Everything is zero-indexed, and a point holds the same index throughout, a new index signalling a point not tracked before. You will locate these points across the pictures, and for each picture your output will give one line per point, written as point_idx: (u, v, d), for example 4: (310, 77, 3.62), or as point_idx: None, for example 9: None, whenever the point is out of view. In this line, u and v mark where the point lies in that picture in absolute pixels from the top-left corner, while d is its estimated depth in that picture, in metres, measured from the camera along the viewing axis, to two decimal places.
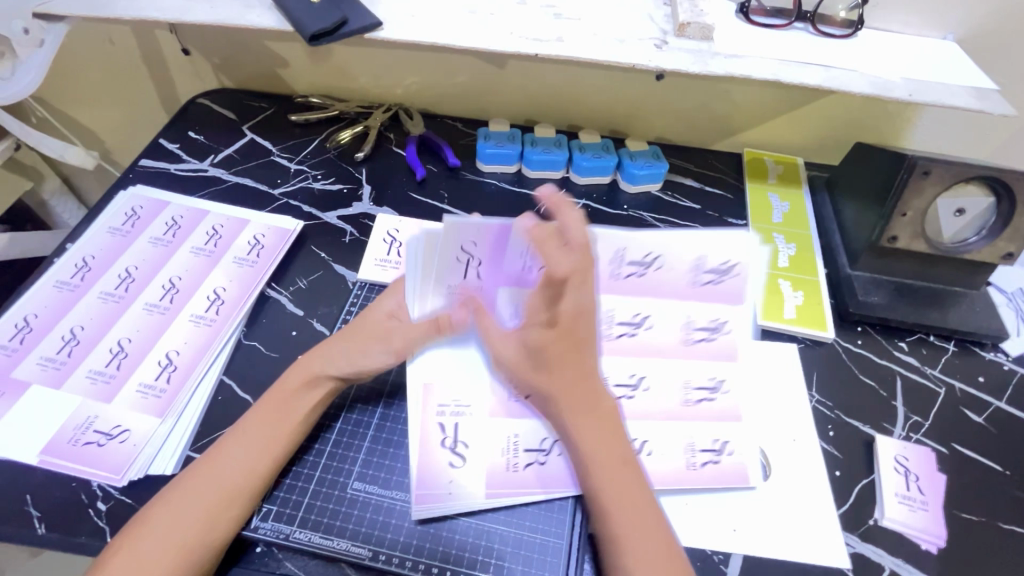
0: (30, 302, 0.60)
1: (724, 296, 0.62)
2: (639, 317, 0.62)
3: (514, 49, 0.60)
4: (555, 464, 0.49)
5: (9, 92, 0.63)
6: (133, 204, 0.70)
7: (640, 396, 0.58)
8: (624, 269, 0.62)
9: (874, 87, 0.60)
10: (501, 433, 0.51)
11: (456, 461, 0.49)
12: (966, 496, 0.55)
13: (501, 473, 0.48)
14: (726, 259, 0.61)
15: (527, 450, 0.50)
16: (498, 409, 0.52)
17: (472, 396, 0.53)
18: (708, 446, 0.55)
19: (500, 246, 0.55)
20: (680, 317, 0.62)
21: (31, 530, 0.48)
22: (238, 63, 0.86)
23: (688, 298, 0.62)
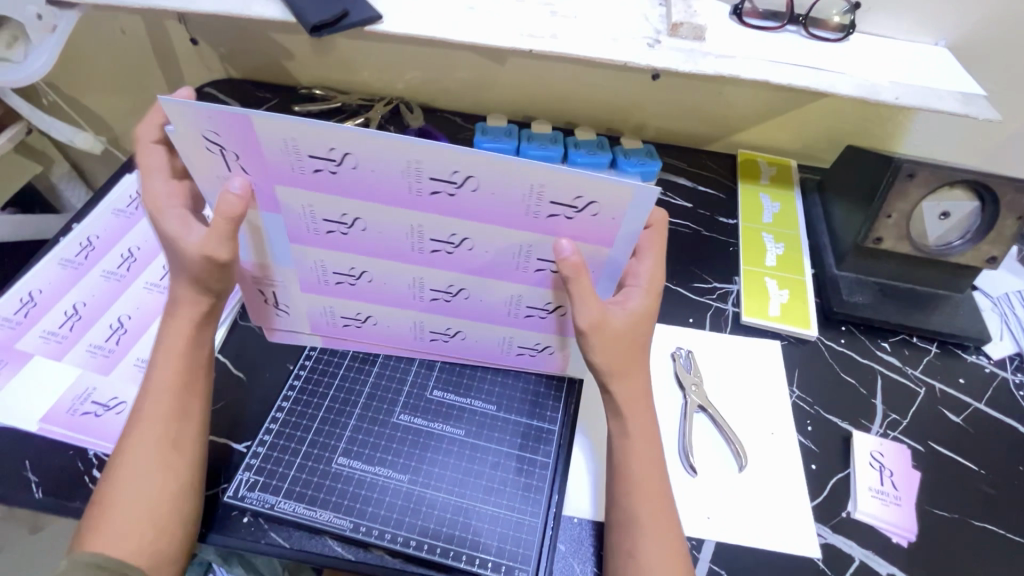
0: (35, 278, 0.62)
1: (585, 232, 0.42)
2: (456, 238, 0.44)
3: (509, 44, 0.62)
4: (370, 328, 0.54)
5: (20, 74, 0.65)
6: (137, 186, 0.72)
7: (458, 302, 0.50)
8: (423, 183, 0.41)
9: (862, 89, 0.61)
10: (318, 302, 0.52)
11: (283, 310, 0.54)
12: (940, 493, 0.56)
13: (324, 324, 0.54)
14: (578, 191, 0.39)
15: (345, 316, 0.53)
16: (305, 287, 0.50)
17: (283, 272, 0.50)
18: (529, 344, 0.53)
19: (251, 144, 0.40)
20: (512, 242, 0.44)
21: (29, 494, 0.49)
22: (244, 54, 0.88)
23: (527, 231, 0.43)
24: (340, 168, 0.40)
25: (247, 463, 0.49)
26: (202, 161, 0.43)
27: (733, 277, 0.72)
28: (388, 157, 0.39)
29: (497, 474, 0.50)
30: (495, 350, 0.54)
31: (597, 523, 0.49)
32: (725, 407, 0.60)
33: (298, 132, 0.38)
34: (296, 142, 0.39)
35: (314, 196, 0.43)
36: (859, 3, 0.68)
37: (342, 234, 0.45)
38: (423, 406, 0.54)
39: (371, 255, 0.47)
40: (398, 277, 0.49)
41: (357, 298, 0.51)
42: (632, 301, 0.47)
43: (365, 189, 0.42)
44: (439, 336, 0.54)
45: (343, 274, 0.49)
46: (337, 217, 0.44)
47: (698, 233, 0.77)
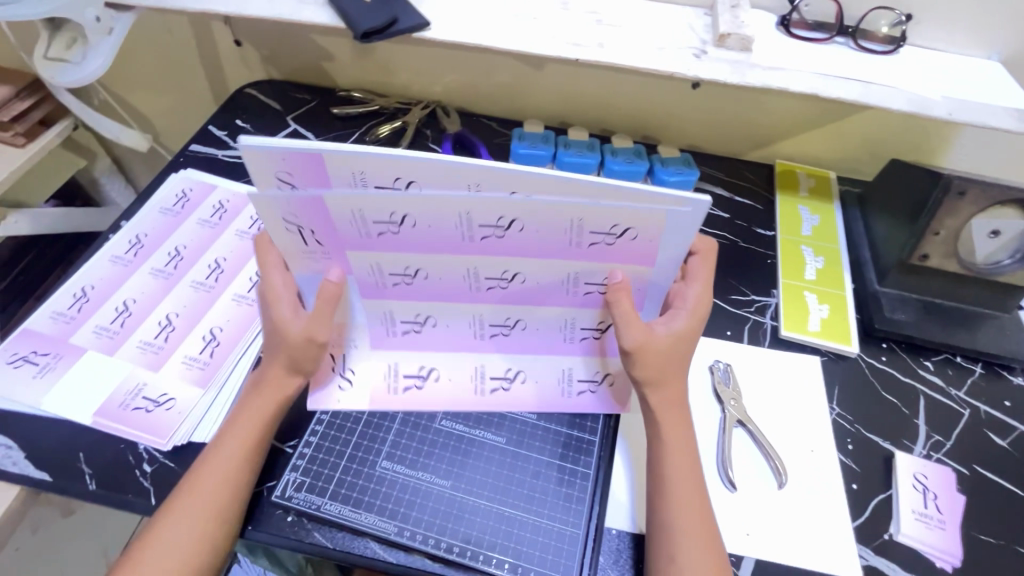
0: (88, 273, 0.64)
1: (625, 254, 0.45)
2: (508, 274, 0.47)
3: (555, 53, 0.62)
4: (429, 388, 0.53)
5: (77, 75, 0.66)
6: (183, 186, 0.74)
7: (515, 333, 0.52)
8: (474, 231, 0.43)
9: (912, 104, 0.60)
10: (386, 360, 0.53)
11: (344, 383, 0.53)
12: (985, 518, 0.55)
13: (384, 394, 0.53)
14: (614, 219, 0.41)
15: (406, 376, 0.54)
16: (377, 339, 0.53)
17: (356, 331, 0.52)
18: (584, 375, 0.54)
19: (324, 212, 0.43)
20: (560, 271, 0.46)
21: (83, 485, 0.51)
22: (286, 56, 0.89)
23: (570, 259, 0.45)
24: (402, 228, 0.43)
25: (293, 464, 0.50)
26: (287, 242, 0.46)
27: (772, 290, 0.71)
28: (443, 210, 0.42)
29: (538, 483, 0.50)
30: (553, 391, 0.54)
31: (636, 535, 0.49)
32: (764, 423, 0.60)
33: (365, 163, 0.39)
34: (365, 175, 0.40)
35: (380, 255, 0.46)
36: (910, 14, 0.67)
37: (408, 282, 0.48)
38: (464, 413, 0.54)
39: (435, 300, 0.50)
40: (459, 317, 0.51)
41: (420, 349, 0.53)
42: (675, 323, 0.49)
43: (425, 241, 0.44)
44: (499, 386, 0.54)
45: (410, 321, 0.51)
46: (402, 268, 0.47)
47: (735, 244, 0.76)
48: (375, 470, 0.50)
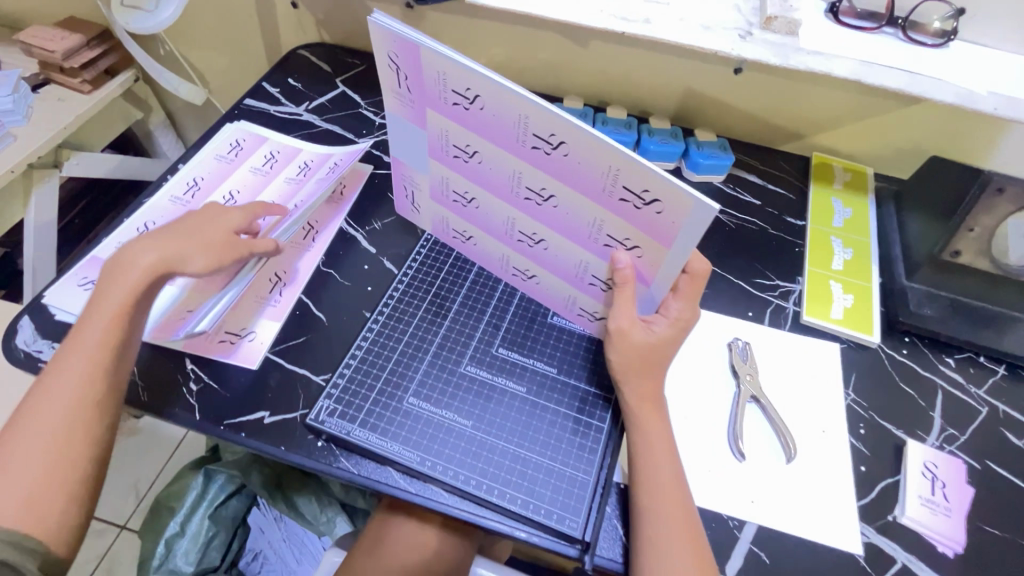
0: (150, 211, 0.69)
1: (649, 227, 0.45)
2: (544, 193, 0.50)
3: (603, 25, 0.63)
4: (473, 247, 0.63)
5: (149, 23, 0.71)
6: (237, 136, 0.78)
7: (538, 250, 0.56)
8: (528, 137, 0.47)
9: (958, 97, 0.60)
10: (438, 212, 0.63)
11: (417, 208, 0.66)
12: (992, 511, 0.56)
13: (446, 230, 0.65)
14: (645, 185, 0.43)
15: (456, 229, 0.63)
16: (436, 197, 0.61)
17: (421, 180, 0.61)
18: (588, 309, 0.57)
19: (417, 68, 0.49)
20: (589, 216, 0.48)
21: (136, 396, 0.55)
22: (339, 20, 0.92)
23: (600, 206, 0.47)
24: (472, 106, 0.48)
25: (327, 393, 0.54)
26: (386, 76, 0.52)
27: (796, 277, 0.72)
28: (508, 107, 0.46)
29: (554, 431, 0.53)
30: (561, 303, 0.59)
31: (623, 487, 0.52)
32: (778, 401, 0.61)
33: (450, 68, 0.46)
34: (447, 77, 0.47)
35: (452, 124, 0.51)
36: (964, 9, 0.66)
37: (464, 161, 0.54)
38: (488, 361, 0.57)
39: (480, 185, 0.55)
40: (497, 212, 0.56)
41: (464, 217, 0.60)
42: (655, 328, 0.51)
43: (486, 126, 0.49)
44: (521, 275, 0.60)
45: (460, 195, 0.58)
46: (463, 146, 0.53)
47: (764, 231, 0.77)
48: (402, 405, 0.54)
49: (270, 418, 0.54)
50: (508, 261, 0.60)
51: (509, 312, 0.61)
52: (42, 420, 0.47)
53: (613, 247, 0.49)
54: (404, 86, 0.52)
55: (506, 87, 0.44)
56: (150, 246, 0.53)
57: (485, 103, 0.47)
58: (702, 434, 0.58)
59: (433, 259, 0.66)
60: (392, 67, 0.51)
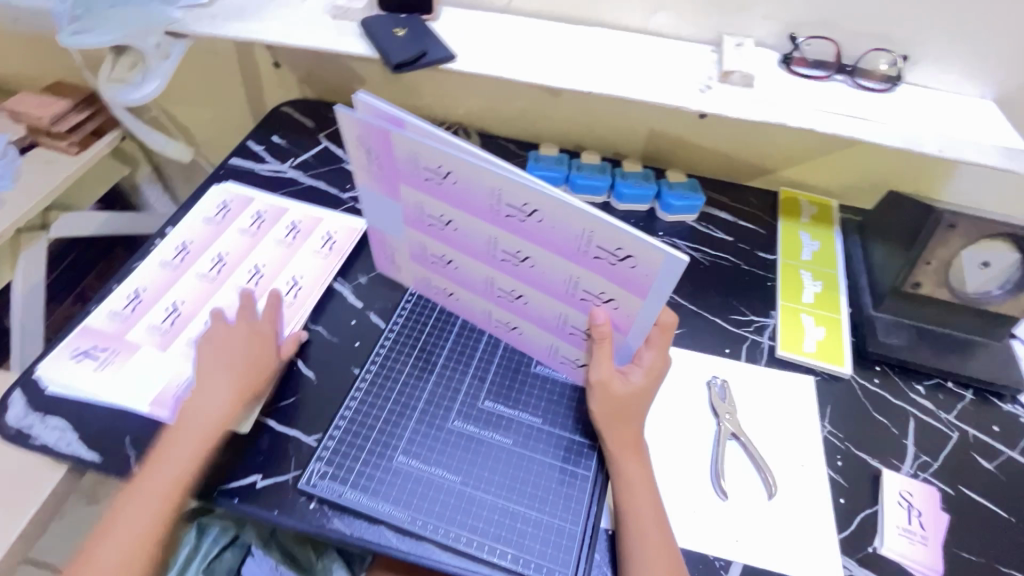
0: (140, 278, 0.70)
1: (622, 280, 0.48)
2: (521, 255, 0.53)
3: (571, 85, 0.67)
4: (454, 302, 0.66)
5: (135, 96, 0.75)
6: (224, 198, 0.80)
7: (518, 305, 0.58)
8: (502, 206, 0.50)
9: (905, 141, 0.64)
10: (420, 272, 0.66)
11: (396, 268, 0.69)
12: (967, 537, 0.58)
13: (426, 287, 0.68)
14: (618, 243, 0.46)
15: (438, 287, 0.66)
16: (415, 258, 0.64)
17: (400, 244, 0.64)
18: (570, 358, 0.59)
19: (389, 151, 0.53)
20: (565, 273, 0.51)
21: (129, 466, 0.56)
22: (320, 77, 0.96)
23: (575, 264, 0.50)
24: (444, 180, 0.52)
25: (318, 455, 0.56)
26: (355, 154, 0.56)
27: (770, 311, 0.75)
28: (481, 180, 0.49)
29: (542, 482, 0.55)
30: (545, 353, 0.61)
31: (611, 532, 0.53)
32: (757, 437, 0.63)
33: (421, 149, 0.50)
34: (418, 155, 0.51)
35: (425, 197, 0.55)
36: (906, 55, 0.71)
37: (440, 228, 0.57)
38: (475, 415, 0.59)
39: (458, 249, 0.58)
40: (475, 273, 0.59)
41: (445, 276, 0.63)
42: (632, 378, 0.54)
43: (460, 199, 0.52)
44: (504, 327, 0.63)
45: (438, 257, 0.61)
46: (437, 214, 0.56)
47: (737, 266, 0.80)
48: (392, 464, 0.55)
49: (262, 482, 0.55)
50: (490, 317, 0.63)
51: (495, 364, 0.63)
52: (112, 547, 0.50)
53: (590, 299, 0.52)
54: (375, 165, 0.56)
55: (479, 163, 0.48)
56: (230, 378, 0.57)
57: (456, 178, 0.51)
58: (685, 473, 0.60)
59: (419, 313, 0.68)
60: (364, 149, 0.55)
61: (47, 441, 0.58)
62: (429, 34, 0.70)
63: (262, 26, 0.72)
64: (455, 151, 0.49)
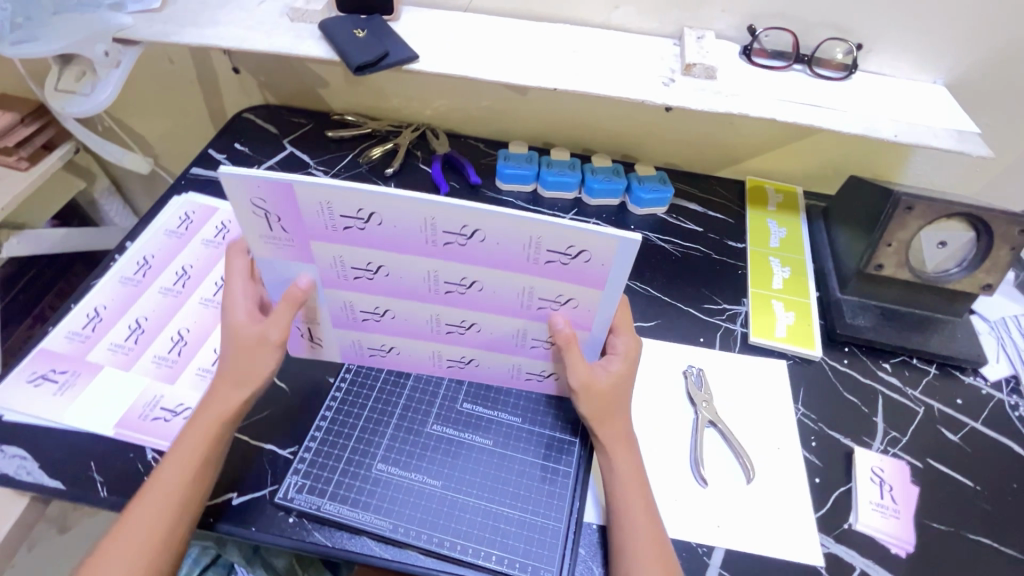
0: (99, 295, 0.68)
1: (579, 277, 0.48)
2: (467, 281, 0.50)
3: (536, 82, 0.67)
4: (392, 357, 0.60)
5: (86, 107, 0.72)
6: (186, 209, 0.78)
7: (470, 334, 0.56)
8: (438, 236, 0.47)
9: (862, 127, 0.66)
10: (346, 336, 0.58)
11: (314, 344, 0.60)
12: (937, 508, 0.60)
13: (350, 351, 0.60)
14: (571, 241, 0.45)
15: (371, 348, 0.59)
16: (337, 325, 0.57)
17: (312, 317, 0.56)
18: (536, 371, 0.58)
19: (292, 207, 0.46)
20: (517, 286, 0.50)
21: (95, 492, 0.54)
22: (282, 82, 0.93)
23: (529, 274, 0.49)
24: (368, 225, 0.47)
25: (295, 468, 0.55)
26: (252, 225, 0.48)
27: (741, 299, 0.76)
28: (409, 214, 0.46)
29: (524, 481, 0.55)
30: (506, 375, 0.59)
31: (597, 527, 0.53)
32: (734, 424, 0.64)
33: (333, 196, 0.45)
34: (331, 204, 0.46)
35: (345, 250, 0.49)
36: (860, 43, 0.73)
37: (368, 278, 0.52)
38: (454, 417, 0.59)
39: (393, 296, 0.53)
40: (416, 315, 0.55)
41: (379, 332, 0.57)
42: (611, 368, 0.54)
43: (388, 239, 0.48)
44: (455, 365, 0.59)
45: (370, 312, 0.55)
46: (363, 266, 0.51)
47: (708, 257, 0.81)
48: (372, 472, 0.55)
49: (238, 499, 0.54)
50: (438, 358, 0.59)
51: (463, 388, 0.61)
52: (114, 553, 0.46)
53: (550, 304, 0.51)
54: (276, 230, 0.48)
55: (403, 198, 0.44)
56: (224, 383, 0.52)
57: (383, 218, 0.46)
58: (666, 463, 0.60)
59: None
60: (259, 212, 0.47)
61: (5, 471, 0.55)
62: (390, 35, 0.69)
63: (217, 30, 0.70)
64: (374, 192, 0.44)
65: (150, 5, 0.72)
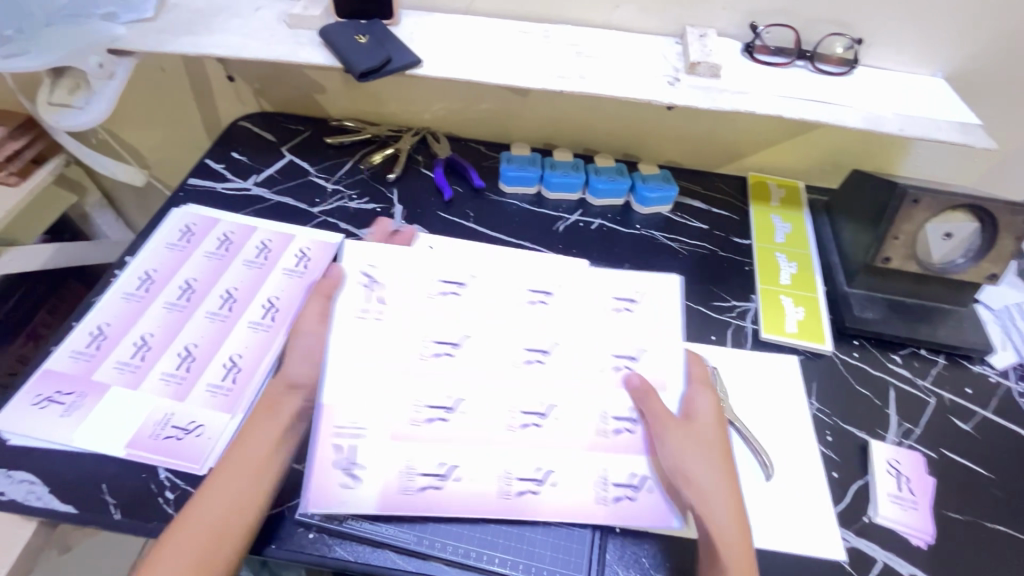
0: (102, 312, 0.66)
1: (646, 320, 0.63)
2: (548, 346, 0.60)
3: (542, 84, 0.66)
4: (448, 489, 0.52)
5: (82, 120, 0.70)
6: (187, 220, 0.77)
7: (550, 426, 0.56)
8: (527, 300, 0.64)
9: (867, 121, 0.66)
10: (396, 461, 0.53)
11: (348, 483, 0.51)
12: (953, 498, 0.60)
13: (394, 493, 0.52)
14: (632, 290, 0.66)
15: (423, 475, 0.53)
16: (394, 435, 0.54)
17: (368, 420, 0.54)
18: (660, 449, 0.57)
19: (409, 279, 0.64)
20: (591, 343, 0.61)
21: (108, 515, 0.53)
22: (278, 89, 0.92)
23: (603, 326, 0.62)
24: (464, 290, 0.64)
25: None
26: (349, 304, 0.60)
27: (749, 295, 0.77)
28: (503, 282, 0.65)
29: None
30: (589, 500, 0.53)
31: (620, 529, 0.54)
32: (750, 421, 0.64)
33: (442, 271, 0.65)
34: (439, 276, 0.65)
35: (438, 320, 0.61)
36: (861, 38, 0.73)
37: (450, 354, 0.59)
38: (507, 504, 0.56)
39: (472, 378, 0.57)
40: (495, 411, 0.56)
41: (447, 444, 0.54)
42: (697, 419, 0.54)
43: (480, 308, 0.63)
44: (525, 490, 0.53)
45: (439, 409, 0.56)
46: (451, 337, 0.60)
47: (714, 254, 0.81)
48: None
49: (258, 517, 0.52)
50: (506, 478, 0.53)
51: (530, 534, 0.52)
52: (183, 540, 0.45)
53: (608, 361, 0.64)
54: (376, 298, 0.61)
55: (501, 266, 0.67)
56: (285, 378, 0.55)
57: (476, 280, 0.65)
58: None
59: None
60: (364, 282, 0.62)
61: (14, 497, 0.54)
62: (392, 39, 0.69)
63: (214, 38, 0.68)
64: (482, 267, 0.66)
65: (143, 13, 0.70)
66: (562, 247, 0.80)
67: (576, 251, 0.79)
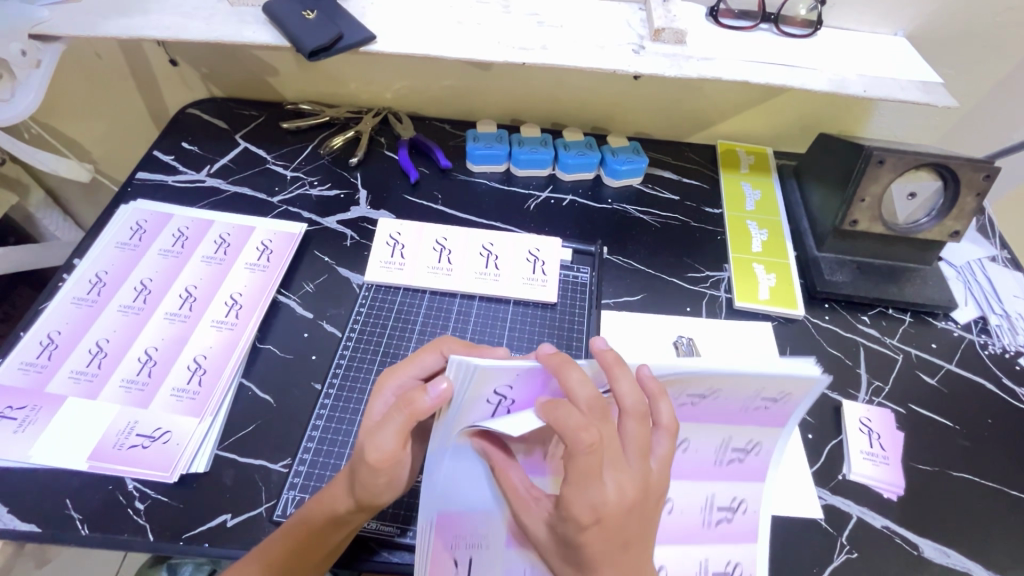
0: (51, 319, 0.63)
1: (772, 418, 0.53)
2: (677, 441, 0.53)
3: (503, 57, 0.64)
4: None
5: (10, 113, 0.63)
6: (137, 218, 0.72)
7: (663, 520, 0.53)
8: (680, 397, 0.50)
9: (833, 83, 0.65)
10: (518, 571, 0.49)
11: None
12: (921, 450, 0.62)
13: None
14: (783, 387, 0.50)
15: None
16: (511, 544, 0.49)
17: (490, 529, 0.49)
18: (725, 503, 0.54)
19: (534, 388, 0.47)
20: (717, 436, 0.53)
21: (75, 530, 0.51)
22: (226, 72, 0.87)
23: (732, 425, 0.53)
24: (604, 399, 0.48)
25: (291, 482, 0.54)
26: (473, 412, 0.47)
27: (723, 265, 0.77)
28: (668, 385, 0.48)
29: None
30: None
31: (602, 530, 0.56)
32: None
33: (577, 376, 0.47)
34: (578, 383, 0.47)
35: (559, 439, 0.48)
36: None
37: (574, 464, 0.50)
38: None
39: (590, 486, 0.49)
40: None
41: None
42: (611, 490, 0.40)
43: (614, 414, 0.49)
44: None
45: None
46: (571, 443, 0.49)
47: (687, 225, 0.81)
48: None
49: (233, 520, 0.52)
50: None
51: None
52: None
53: (694, 402, 0.51)
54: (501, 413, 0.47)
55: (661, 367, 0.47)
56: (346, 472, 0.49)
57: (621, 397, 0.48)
58: (700, 460, 0.54)
59: (375, 316, 0.67)
60: (494, 399, 0.46)
61: None
62: (342, 14, 0.65)
63: (148, 18, 0.64)
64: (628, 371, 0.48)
65: None
66: (534, 225, 0.78)
67: (548, 229, 0.78)
